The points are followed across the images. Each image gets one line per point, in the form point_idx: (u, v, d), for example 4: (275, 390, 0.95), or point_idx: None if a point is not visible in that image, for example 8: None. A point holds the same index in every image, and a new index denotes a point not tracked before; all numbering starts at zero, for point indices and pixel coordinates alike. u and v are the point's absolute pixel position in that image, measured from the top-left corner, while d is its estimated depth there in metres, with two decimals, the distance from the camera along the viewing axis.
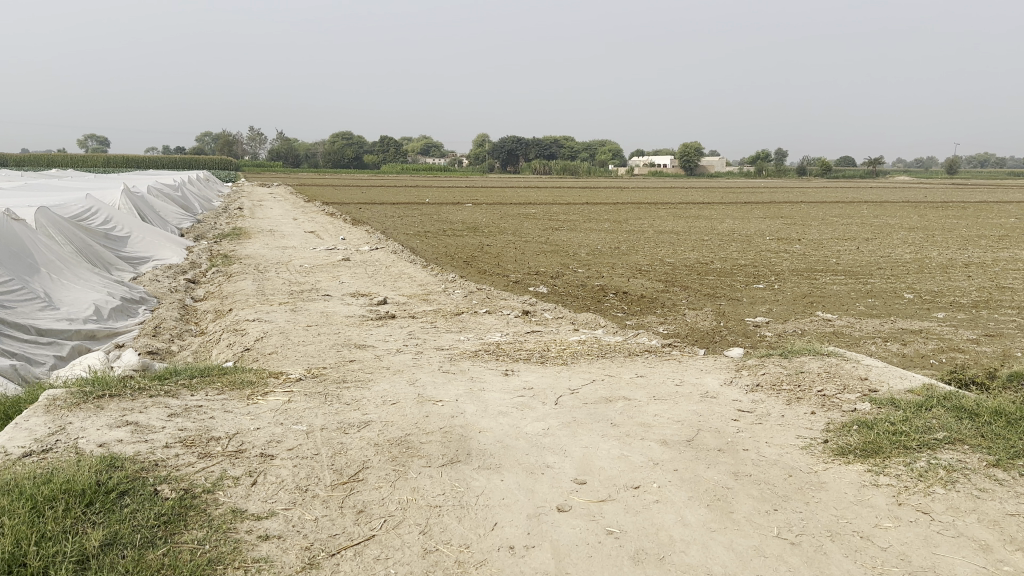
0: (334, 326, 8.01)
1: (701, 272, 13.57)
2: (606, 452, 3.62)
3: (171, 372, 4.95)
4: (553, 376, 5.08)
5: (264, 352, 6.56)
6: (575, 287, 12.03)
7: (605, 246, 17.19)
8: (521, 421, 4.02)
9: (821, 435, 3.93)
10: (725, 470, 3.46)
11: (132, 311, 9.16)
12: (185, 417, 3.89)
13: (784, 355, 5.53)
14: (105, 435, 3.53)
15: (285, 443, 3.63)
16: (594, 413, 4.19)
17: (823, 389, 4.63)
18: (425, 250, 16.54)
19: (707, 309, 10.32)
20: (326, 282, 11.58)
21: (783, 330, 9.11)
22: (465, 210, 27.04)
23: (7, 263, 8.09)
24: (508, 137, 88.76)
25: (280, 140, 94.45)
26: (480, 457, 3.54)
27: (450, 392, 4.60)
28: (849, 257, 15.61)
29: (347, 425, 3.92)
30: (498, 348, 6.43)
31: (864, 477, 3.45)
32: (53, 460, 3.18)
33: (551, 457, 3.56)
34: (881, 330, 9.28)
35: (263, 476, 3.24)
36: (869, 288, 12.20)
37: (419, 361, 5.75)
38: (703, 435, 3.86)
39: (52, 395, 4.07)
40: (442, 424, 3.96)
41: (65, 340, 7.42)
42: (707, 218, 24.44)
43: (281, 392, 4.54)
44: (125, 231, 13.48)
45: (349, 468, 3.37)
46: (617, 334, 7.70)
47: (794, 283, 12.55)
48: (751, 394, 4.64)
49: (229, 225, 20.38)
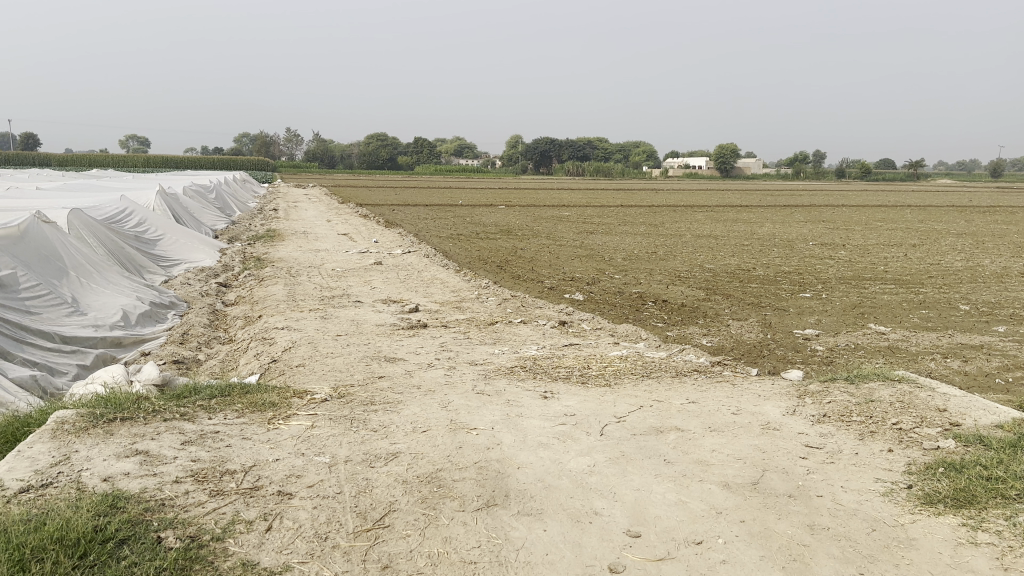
0: (365, 336, 7.70)
1: (743, 280, 13.06)
2: (662, 497, 3.22)
3: (190, 390, 4.64)
4: (596, 401, 4.68)
5: (290, 365, 6.24)
6: (613, 295, 11.60)
7: (643, 250, 16.73)
8: (565, 456, 3.64)
9: (903, 479, 3.50)
10: (799, 523, 3.06)
11: (160, 317, 8.95)
12: (199, 446, 3.58)
13: (850, 380, 5.06)
14: (111, 466, 3.23)
15: (306, 479, 3.30)
16: (645, 447, 3.80)
17: (898, 422, 4.18)
18: (458, 253, 16.23)
19: (752, 320, 9.86)
20: (357, 287, 11.32)
21: (834, 344, 8.60)
22: (498, 211, 26.83)
23: (34, 267, 7.91)
24: (543, 140, 88.37)
25: (315, 141, 95.37)
26: (520, 500, 3.17)
27: (486, 418, 4.23)
28: (898, 264, 14.93)
29: (373, 458, 3.57)
30: (535, 364, 6.05)
31: (959, 533, 3.00)
32: (53, 496, 2.88)
33: (599, 501, 3.18)
34: (939, 345, 8.74)
35: (280, 520, 2.90)
36: (922, 298, 11.60)
37: (451, 379, 5.39)
38: (769, 478, 3.46)
39: (59, 418, 3.78)
40: (477, 457, 3.60)
41: (91, 348, 7.19)
42: (745, 222, 23.79)
43: (305, 416, 4.21)
44: (158, 233, 13.36)
45: (374, 512, 3.02)
46: (661, 349, 7.30)
47: (842, 292, 11.99)
48: (817, 426, 4.20)
49: (262, 227, 20.28)
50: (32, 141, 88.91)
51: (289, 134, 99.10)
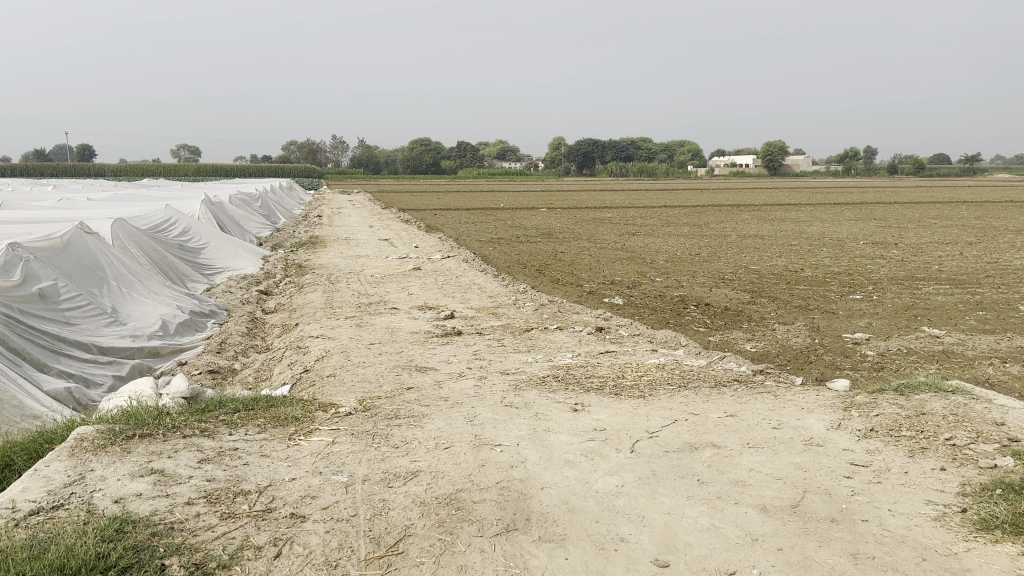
0: (399, 344, 7.63)
1: (790, 281, 12.66)
2: (694, 521, 3.03)
3: (215, 403, 4.59)
4: (628, 414, 4.48)
5: (321, 375, 6.17)
6: (653, 298, 11.36)
7: (685, 251, 16.46)
8: (592, 476, 3.47)
9: (957, 501, 3.24)
10: (842, 551, 2.84)
11: (199, 326, 9.00)
12: (215, 465, 3.51)
13: (899, 391, 4.77)
14: (125, 487, 3.16)
15: (321, 500, 3.19)
16: (677, 466, 3.60)
17: (952, 438, 3.90)
18: (498, 257, 16.11)
19: (799, 324, 9.54)
20: (395, 294, 11.26)
21: (885, 349, 8.25)
22: (539, 215, 26.64)
23: (75, 278, 8.01)
24: (586, 141, 87.97)
25: (360, 147, 96.51)
26: (542, 525, 3.01)
27: (512, 433, 4.08)
28: (953, 263, 14.33)
29: (392, 477, 3.45)
30: (568, 374, 5.86)
31: (1020, 563, 2.73)
32: (61, 520, 2.82)
33: (626, 526, 3.00)
34: (997, 348, 8.31)
35: (289, 546, 2.80)
36: (978, 298, 11.10)
37: (480, 390, 5.25)
38: (811, 500, 3.24)
39: (79, 435, 3.74)
40: (500, 477, 3.45)
41: (127, 358, 7.23)
42: (793, 221, 23.25)
43: (326, 431, 4.12)
44: (201, 240, 13.52)
45: (387, 537, 2.89)
46: (701, 356, 7.06)
47: (893, 293, 11.55)
48: (864, 442, 3.95)
49: (305, 233, 20.44)
50: (87, 151, 91.72)
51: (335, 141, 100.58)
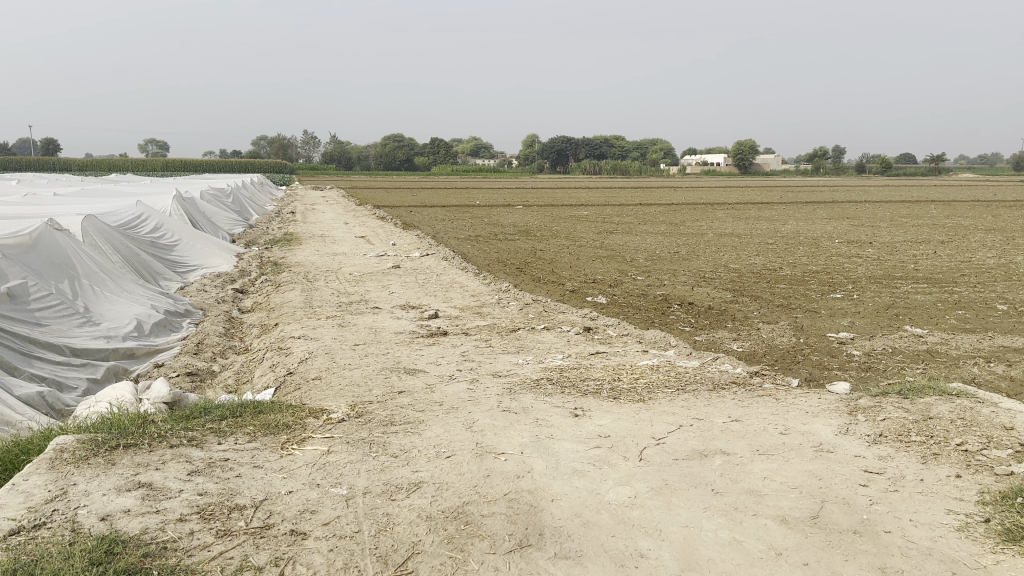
0: (383, 345, 7.44)
1: (770, 279, 12.69)
2: (713, 534, 2.92)
3: (200, 410, 4.38)
4: (631, 420, 4.35)
5: (307, 378, 5.98)
6: (636, 297, 11.28)
7: (664, 249, 16.44)
8: (603, 486, 3.34)
9: (978, 510, 3.16)
10: (869, 566, 2.74)
11: (175, 326, 8.72)
12: (206, 477, 3.32)
13: (903, 394, 4.70)
14: (111, 503, 2.97)
15: (322, 515, 3.02)
16: (690, 474, 3.49)
17: (964, 444, 3.82)
18: (478, 256, 15.96)
19: (782, 323, 9.52)
20: (375, 292, 11.06)
21: (870, 348, 8.24)
22: (516, 212, 26.49)
23: (44, 276, 7.69)
24: (560, 139, 87.98)
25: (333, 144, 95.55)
26: (556, 541, 2.87)
27: (514, 440, 3.94)
28: (929, 262, 14.45)
29: (394, 489, 3.29)
30: (561, 377, 5.72)
31: None
32: (44, 541, 2.62)
33: (645, 541, 2.87)
34: (980, 347, 8.34)
35: (291, 566, 2.63)
36: (956, 297, 11.18)
37: (474, 394, 5.10)
38: (830, 511, 3.14)
39: (59, 445, 3.53)
40: (507, 488, 3.30)
41: (102, 360, 6.97)
42: (768, 220, 23.38)
43: (320, 439, 3.94)
44: (174, 237, 13.18)
45: (395, 555, 2.74)
46: (694, 357, 6.98)
47: (873, 292, 11.59)
48: (875, 448, 3.87)
49: (280, 230, 20.08)
50: (53, 146, 89.85)
51: (307, 137, 99.36)
